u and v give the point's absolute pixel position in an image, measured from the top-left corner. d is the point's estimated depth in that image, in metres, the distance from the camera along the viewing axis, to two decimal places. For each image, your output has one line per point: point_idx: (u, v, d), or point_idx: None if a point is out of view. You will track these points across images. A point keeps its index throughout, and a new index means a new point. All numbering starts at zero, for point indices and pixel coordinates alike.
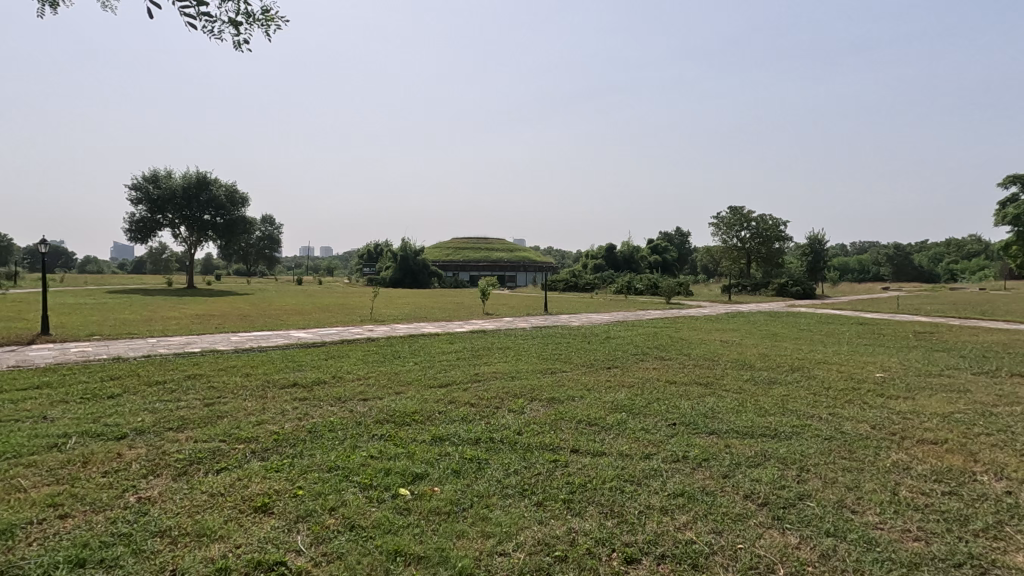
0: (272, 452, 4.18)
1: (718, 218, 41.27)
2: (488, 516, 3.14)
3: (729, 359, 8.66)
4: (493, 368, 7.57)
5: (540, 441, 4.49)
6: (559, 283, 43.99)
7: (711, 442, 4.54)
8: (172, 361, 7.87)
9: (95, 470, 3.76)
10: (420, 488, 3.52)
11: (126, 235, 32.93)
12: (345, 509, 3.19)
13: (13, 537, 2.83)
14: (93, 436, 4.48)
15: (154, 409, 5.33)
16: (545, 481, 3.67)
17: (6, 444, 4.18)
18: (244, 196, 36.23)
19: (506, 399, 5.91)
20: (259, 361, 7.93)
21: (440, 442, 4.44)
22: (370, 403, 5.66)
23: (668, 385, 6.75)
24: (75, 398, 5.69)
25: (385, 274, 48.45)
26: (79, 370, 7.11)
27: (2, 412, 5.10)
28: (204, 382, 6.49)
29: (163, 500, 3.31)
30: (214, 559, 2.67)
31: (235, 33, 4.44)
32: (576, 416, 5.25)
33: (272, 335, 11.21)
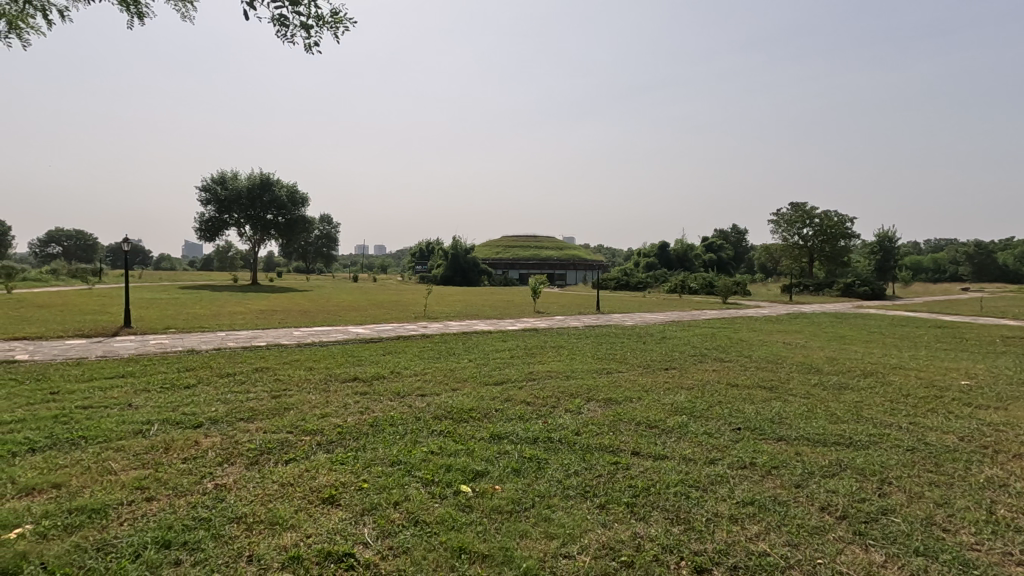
0: (336, 444, 4.30)
1: (778, 215, 39.54)
2: (550, 517, 3.10)
3: (795, 362, 8.26)
4: (548, 367, 7.51)
5: (600, 441, 4.43)
6: (610, 283, 43.46)
7: (780, 449, 4.34)
8: (241, 354, 8.26)
9: (176, 456, 3.98)
10: (481, 486, 3.52)
11: (198, 233, 35.05)
12: (409, 504, 3.23)
13: (107, 517, 3.03)
14: (173, 424, 4.74)
15: (227, 399, 5.60)
16: (607, 483, 3.61)
17: (96, 429, 4.49)
18: (304, 197, 37.78)
19: (562, 398, 5.86)
20: (321, 355, 8.21)
21: (499, 440, 4.45)
22: (428, 399, 5.74)
23: (730, 388, 6.49)
24: (155, 387, 6.06)
25: (437, 273, 49.28)
26: (158, 361, 7.58)
27: (92, 398, 5.48)
28: (271, 375, 6.77)
29: (238, 487, 3.46)
30: (287, 547, 2.75)
31: (306, 37, 4.59)
32: (635, 417, 5.14)
33: (332, 330, 11.60)
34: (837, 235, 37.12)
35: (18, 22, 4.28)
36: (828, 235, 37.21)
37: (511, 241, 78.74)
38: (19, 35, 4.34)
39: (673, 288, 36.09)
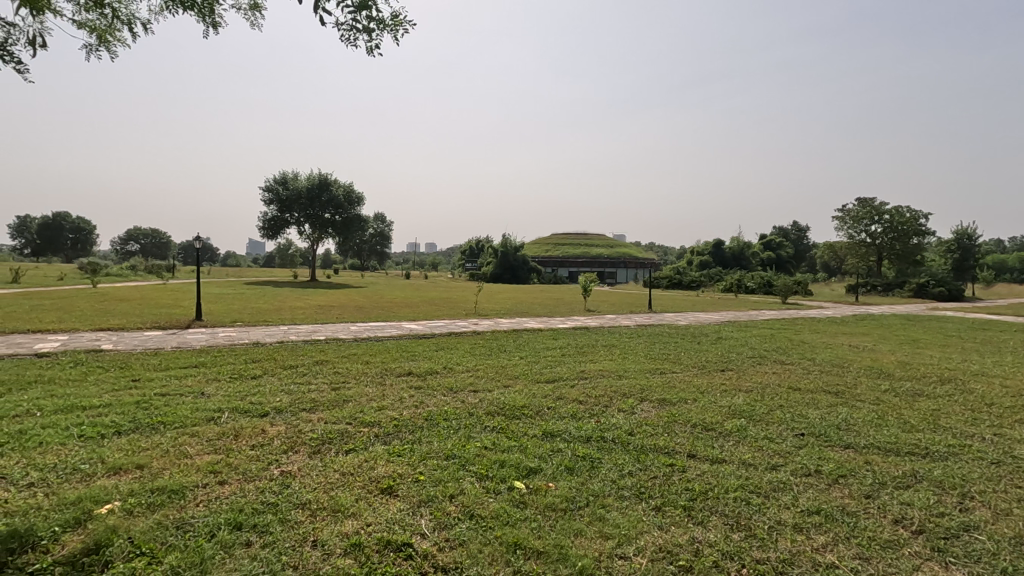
0: (393, 436, 4.42)
1: (844, 211, 37.55)
2: (605, 517, 3.07)
3: (862, 366, 7.83)
4: (600, 366, 7.44)
5: (654, 442, 4.34)
6: (662, 282, 42.64)
7: (848, 457, 4.13)
8: (301, 347, 8.61)
9: (245, 443, 4.20)
10: (535, 483, 3.53)
11: (262, 232, 36.81)
12: (463, 497, 3.28)
13: (185, 497, 3.24)
14: (241, 412, 5.00)
15: (290, 390, 5.86)
16: (662, 485, 3.54)
17: (174, 415, 4.80)
18: (360, 196, 38.98)
19: (615, 398, 5.79)
20: (377, 350, 8.46)
21: (551, 438, 4.44)
22: (481, 395, 5.81)
23: (791, 391, 6.22)
24: (225, 377, 6.43)
25: (487, 270, 49.73)
26: (227, 352, 8.01)
27: (169, 386, 5.87)
28: (330, 367, 7.03)
29: (302, 474, 3.62)
30: (349, 534, 2.85)
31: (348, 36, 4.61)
32: (691, 419, 5.01)
33: (387, 326, 11.91)
34: (908, 232, 34.89)
35: (107, 36, 4.37)
36: (898, 232, 35.03)
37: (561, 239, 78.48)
38: (109, 48, 4.43)
39: (729, 288, 34.96)
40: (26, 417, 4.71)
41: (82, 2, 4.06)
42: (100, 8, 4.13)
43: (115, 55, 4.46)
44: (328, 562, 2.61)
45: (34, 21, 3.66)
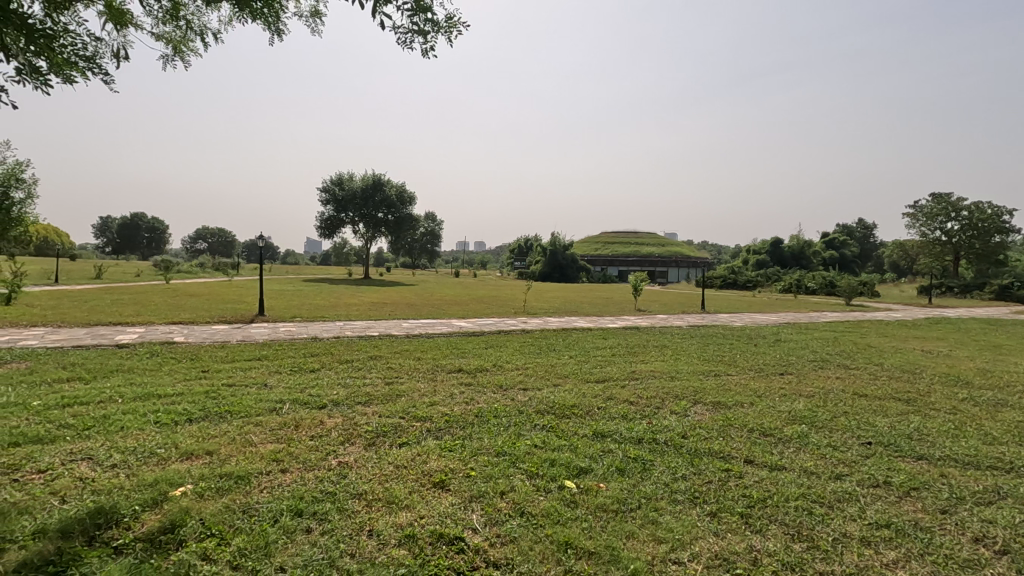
0: (444, 432, 4.49)
1: (915, 207, 35.32)
2: (658, 520, 3.02)
3: (937, 373, 7.34)
4: (651, 367, 7.32)
5: (709, 446, 4.22)
6: (715, 282, 41.44)
7: (920, 468, 3.89)
8: (357, 342, 8.90)
9: (305, 433, 4.38)
10: (585, 483, 3.51)
11: (319, 231, 38.24)
12: (514, 494, 3.30)
13: (250, 483, 3.41)
14: (301, 404, 5.22)
15: (346, 383, 6.06)
16: (718, 490, 3.44)
17: (240, 405, 5.07)
18: (412, 196, 39.84)
19: (667, 399, 5.67)
20: (428, 346, 8.63)
21: (602, 438, 4.40)
22: (530, 393, 5.82)
23: (857, 397, 5.91)
24: (286, 369, 6.73)
25: (535, 268, 49.76)
26: (287, 346, 8.37)
27: (236, 377, 6.20)
28: (384, 363, 7.21)
29: (358, 466, 3.73)
30: (403, 526, 2.92)
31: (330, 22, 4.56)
32: (748, 423, 4.84)
33: (437, 323, 12.14)
34: (989, 229, 32.42)
35: (181, 46, 4.63)
36: (977, 229, 32.62)
37: (610, 237, 77.64)
38: (183, 59, 4.69)
39: (787, 288, 33.56)
40: (109, 402, 5.09)
41: (159, 15, 4.31)
42: (175, 20, 4.37)
43: (188, 65, 4.73)
44: (383, 551, 2.69)
45: (118, 35, 3.91)
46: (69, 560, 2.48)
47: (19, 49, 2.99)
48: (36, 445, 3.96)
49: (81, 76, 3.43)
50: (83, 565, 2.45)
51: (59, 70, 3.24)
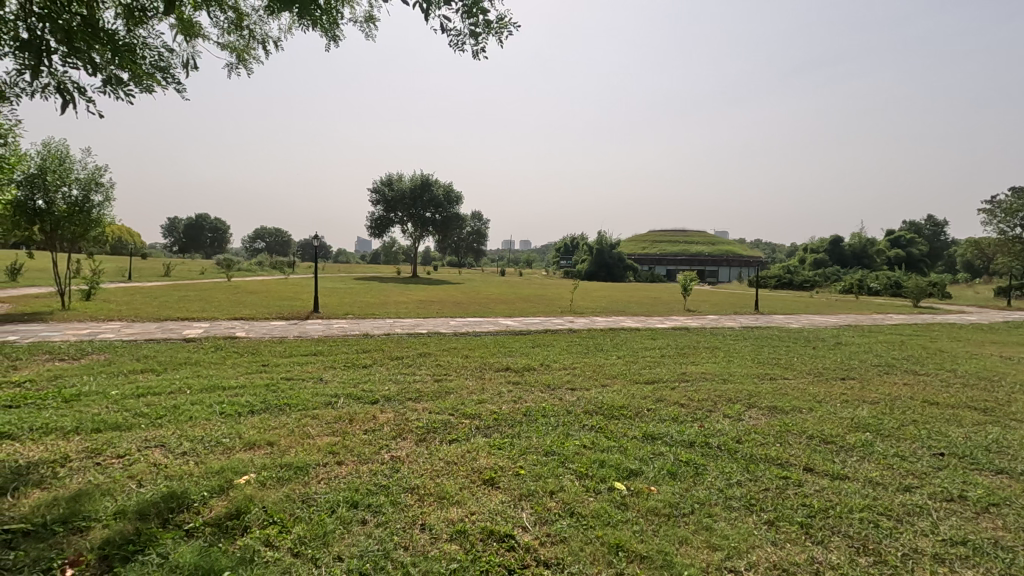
0: (493, 430, 4.53)
1: (992, 203, 32.93)
2: (712, 527, 2.94)
3: (1019, 381, 6.81)
4: (702, 368, 7.15)
5: (765, 452, 4.08)
6: (770, 282, 39.96)
7: (1000, 483, 3.62)
8: (406, 340, 9.10)
9: (359, 427, 4.52)
10: (635, 485, 3.46)
11: (370, 230, 39.27)
12: (564, 494, 3.29)
13: (309, 474, 3.54)
14: (354, 398, 5.38)
15: (397, 379, 6.22)
16: (776, 498, 3.32)
17: (298, 398, 5.28)
18: (459, 196, 40.33)
19: (719, 402, 5.51)
20: (476, 344, 8.72)
21: (652, 440, 4.33)
22: (578, 393, 5.80)
23: (926, 405, 5.57)
24: (340, 365, 6.95)
25: (581, 267, 49.40)
26: (341, 342, 8.65)
27: (294, 371, 6.46)
28: (433, 360, 7.33)
29: (410, 460, 3.82)
30: (454, 521, 2.97)
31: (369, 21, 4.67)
32: (807, 430, 4.65)
33: (485, 322, 12.24)
34: None
35: (245, 54, 4.84)
36: None
37: (658, 236, 76.17)
38: (246, 66, 4.91)
39: (849, 288, 31.99)
40: (179, 393, 5.41)
41: (224, 25, 4.53)
42: (239, 30, 4.58)
43: (251, 72, 4.95)
44: (435, 546, 2.74)
45: (187, 46, 4.13)
46: (146, 540, 2.65)
47: (105, 61, 3.21)
48: (115, 431, 4.25)
49: (158, 85, 3.64)
50: (159, 546, 2.61)
51: (139, 81, 3.47)
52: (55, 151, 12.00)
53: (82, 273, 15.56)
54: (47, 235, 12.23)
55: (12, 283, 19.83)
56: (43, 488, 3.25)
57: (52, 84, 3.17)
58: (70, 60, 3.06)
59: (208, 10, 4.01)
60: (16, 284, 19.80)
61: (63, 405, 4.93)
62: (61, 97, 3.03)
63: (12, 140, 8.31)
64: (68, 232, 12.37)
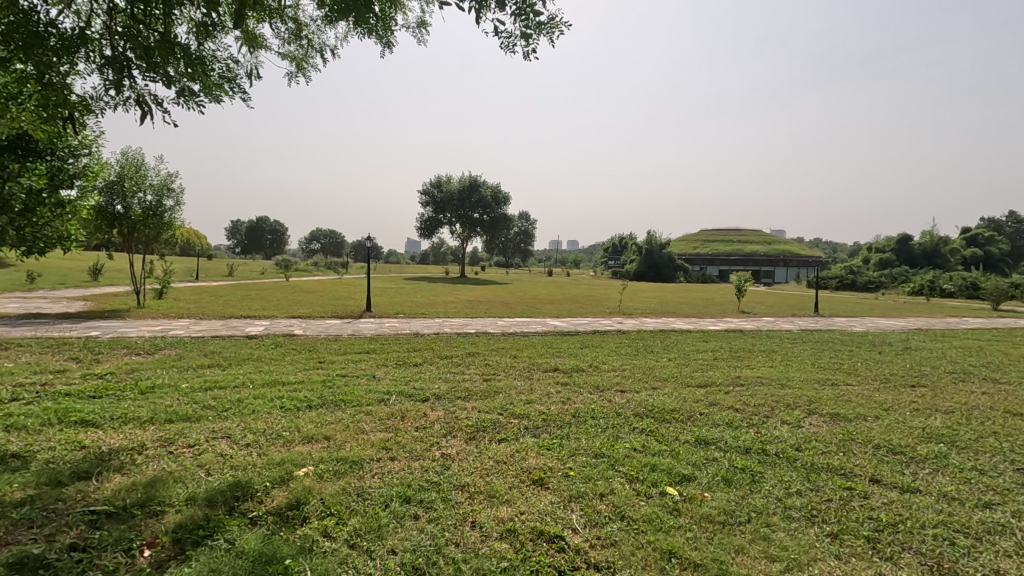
0: (542, 430, 4.53)
1: None
2: (770, 537, 2.84)
3: None
4: (758, 372, 6.90)
5: (827, 461, 3.90)
6: (831, 283, 38.12)
7: None
8: (455, 339, 9.23)
9: (411, 424, 4.62)
10: (688, 491, 3.38)
11: (420, 231, 40.07)
12: (614, 497, 3.26)
13: (364, 468, 3.65)
14: (406, 396, 5.50)
15: (447, 378, 6.31)
16: (839, 510, 3.16)
17: (353, 394, 5.45)
18: (506, 196, 40.54)
19: (777, 408, 5.30)
20: (524, 345, 8.74)
21: (705, 446, 4.22)
22: (628, 395, 5.71)
23: (1008, 416, 5.17)
24: (392, 363, 7.12)
25: (630, 267, 48.65)
26: (393, 340, 8.87)
27: (348, 369, 6.67)
28: (481, 360, 7.40)
29: (460, 458, 3.87)
30: (504, 520, 2.99)
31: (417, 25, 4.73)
32: (873, 439, 4.41)
33: (533, 322, 12.26)
34: None
35: (303, 63, 5.01)
36: None
37: (711, 236, 74.06)
38: (305, 75, 5.08)
39: (919, 289, 30.08)
40: (242, 387, 5.69)
41: (285, 36, 4.71)
42: (298, 39, 4.76)
43: (309, 80, 5.12)
44: (486, 543, 2.76)
45: (251, 57, 4.32)
46: (215, 526, 2.80)
47: (179, 74, 3.40)
48: (186, 422, 4.51)
49: (226, 95, 3.83)
50: (226, 532, 2.75)
51: (209, 92, 3.67)
52: (132, 159, 12.87)
53: (155, 272, 16.62)
54: (125, 237, 13.14)
55: (94, 283, 21.39)
56: (123, 473, 3.49)
57: (132, 97, 3.39)
58: (148, 74, 3.26)
59: (269, 22, 4.18)
60: (98, 284, 21.35)
61: (140, 396, 5.28)
62: (140, 108, 3.22)
63: (96, 150, 8.98)
64: (144, 234, 13.25)
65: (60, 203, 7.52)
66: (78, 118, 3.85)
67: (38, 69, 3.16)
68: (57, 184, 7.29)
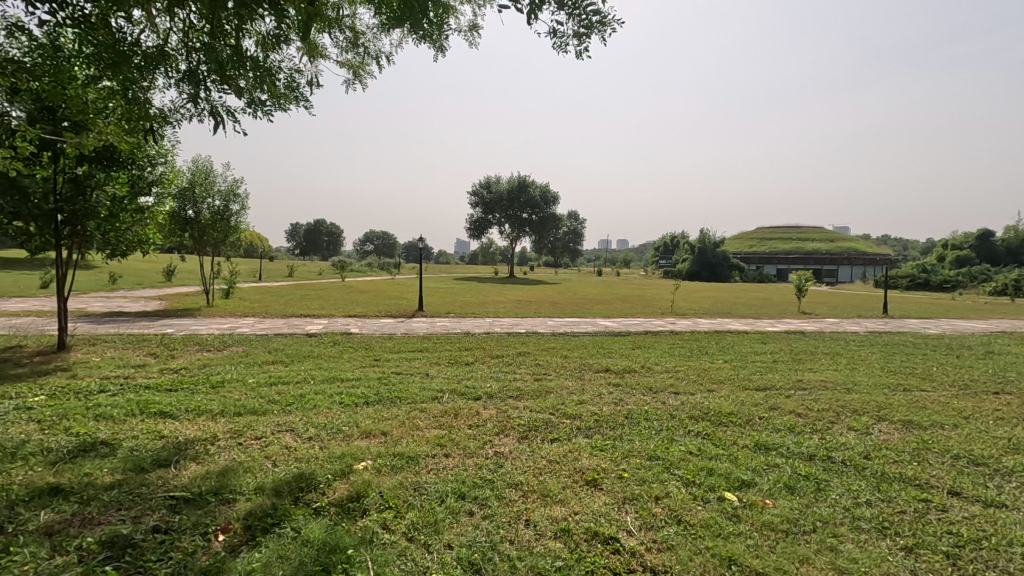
0: (594, 431, 4.50)
1: None
2: (838, 548, 2.71)
3: None
4: (821, 376, 6.60)
5: (899, 471, 3.69)
6: (900, 282, 35.99)
7: None
8: (506, 338, 9.30)
9: (464, 422, 4.68)
10: (748, 497, 3.27)
11: (470, 231, 40.57)
12: (669, 500, 3.20)
13: (419, 464, 3.74)
14: (458, 394, 5.58)
15: (498, 377, 6.37)
16: (914, 523, 2.99)
17: (407, 392, 5.58)
18: (555, 196, 40.44)
19: (843, 414, 5.04)
20: (575, 345, 8.70)
21: (766, 451, 4.07)
22: (682, 397, 5.58)
23: None
24: (444, 361, 7.24)
25: (682, 267, 47.56)
26: (445, 339, 9.03)
27: (403, 366, 6.84)
28: (532, 359, 7.42)
29: (513, 457, 3.90)
30: (558, 519, 2.99)
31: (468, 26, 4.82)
32: (951, 449, 4.13)
33: (583, 322, 12.19)
34: None
35: (360, 70, 5.18)
36: None
37: (768, 233, 71.32)
38: (362, 81, 5.25)
39: (1002, 289, 27.95)
40: (304, 383, 5.95)
41: (343, 45, 4.89)
42: (355, 47, 4.93)
43: (366, 86, 5.29)
44: (540, 542, 2.78)
45: (311, 66, 4.51)
46: (282, 515, 2.94)
47: (248, 85, 3.61)
48: (253, 416, 4.76)
49: (290, 103, 4.01)
50: (292, 521, 2.89)
51: (275, 101, 3.85)
52: (202, 166, 13.68)
53: (222, 273, 17.58)
54: (196, 240, 13.98)
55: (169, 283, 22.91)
56: (197, 462, 3.72)
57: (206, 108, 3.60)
58: (220, 86, 3.46)
59: (329, 31, 4.35)
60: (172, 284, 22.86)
61: (211, 390, 5.61)
62: (213, 118, 3.43)
63: (171, 160, 9.58)
64: (213, 238, 14.05)
65: (140, 209, 8.07)
66: (158, 130, 4.13)
67: (124, 86, 3.42)
68: (137, 192, 7.82)
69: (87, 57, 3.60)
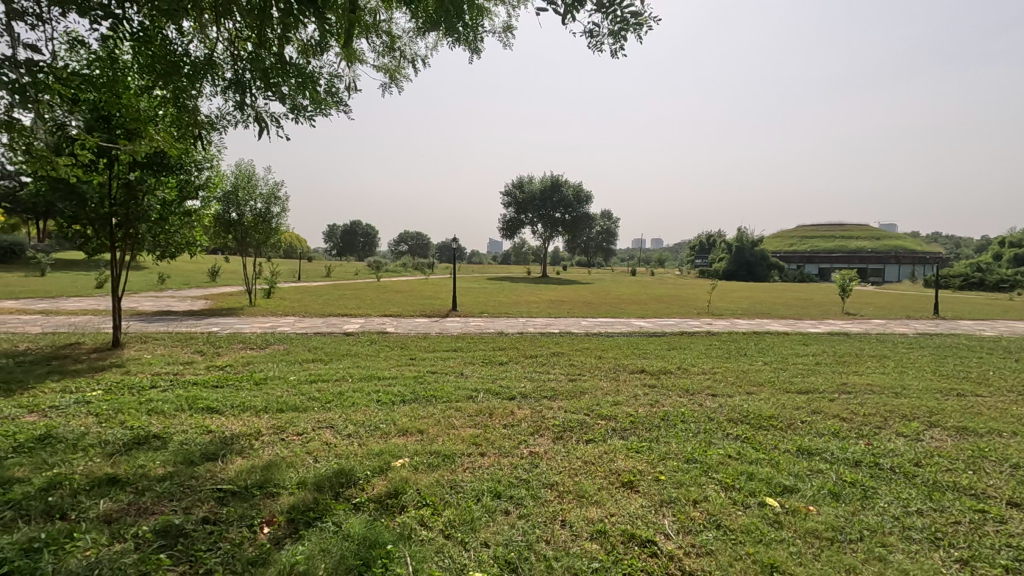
0: (630, 432, 4.46)
1: None
2: (887, 558, 2.62)
3: None
4: (867, 379, 6.36)
5: (952, 479, 3.53)
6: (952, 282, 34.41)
7: None
8: (539, 338, 9.30)
9: (499, 421, 4.71)
10: (791, 503, 3.19)
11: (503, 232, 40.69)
12: (708, 504, 3.15)
13: (455, 462, 3.78)
14: (493, 394, 5.61)
15: (532, 377, 6.37)
16: (969, 534, 2.85)
17: (443, 391, 5.65)
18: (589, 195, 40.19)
19: (891, 419, 4.85)
20: (609, 345, 8.63)
21: (809, 456, 3.95)
22: (721, 399, 5.47)
23: None
24: (478, 361, 7.29)
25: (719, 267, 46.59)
26: (479, 339, 9.09)
27: (438, 366, 6.92)
28: (567, 360, 7.39)
29: (548, 457, 3.91)
30: (594, 521, 2.98)
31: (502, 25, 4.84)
32: (1010, 457, 3.93)
33: (617, 322, 12.08)
34: None
35: (396, 73, 5.28)
36: None
37: (810, 232, 69.16)
38: (398, 85, 5.35)
39: None
40: (342, 381, 6.09)
41: (380, 49, 5.00)
42: (391, 51, 5.02)
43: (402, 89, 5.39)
44: (576, 543, 2.77)
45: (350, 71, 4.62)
46: (323, 509, 3.02)
47: (291, 91, 3.72)
48: (294, 412, 4.90)
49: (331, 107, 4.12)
50: (333, 515, 2.96)
51: (316, 105, 3.96)
52: (244, 170, 14.13)
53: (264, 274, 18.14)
54: (239, 241, 14.46)
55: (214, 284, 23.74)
56: (243, 456, 3.85)
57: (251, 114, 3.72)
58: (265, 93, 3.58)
59: (367, 36, 4.45)
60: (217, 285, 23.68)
61: (255, 387, 5.79)
62: (258, 124, 3.55)
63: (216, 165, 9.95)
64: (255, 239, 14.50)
65: (188, 212, 8.41)
66: (206, 136, 4.29)
67: (175, 94, 3.56)
68: (185, 195, 8.13)
69: (141, 69, 3.77)
